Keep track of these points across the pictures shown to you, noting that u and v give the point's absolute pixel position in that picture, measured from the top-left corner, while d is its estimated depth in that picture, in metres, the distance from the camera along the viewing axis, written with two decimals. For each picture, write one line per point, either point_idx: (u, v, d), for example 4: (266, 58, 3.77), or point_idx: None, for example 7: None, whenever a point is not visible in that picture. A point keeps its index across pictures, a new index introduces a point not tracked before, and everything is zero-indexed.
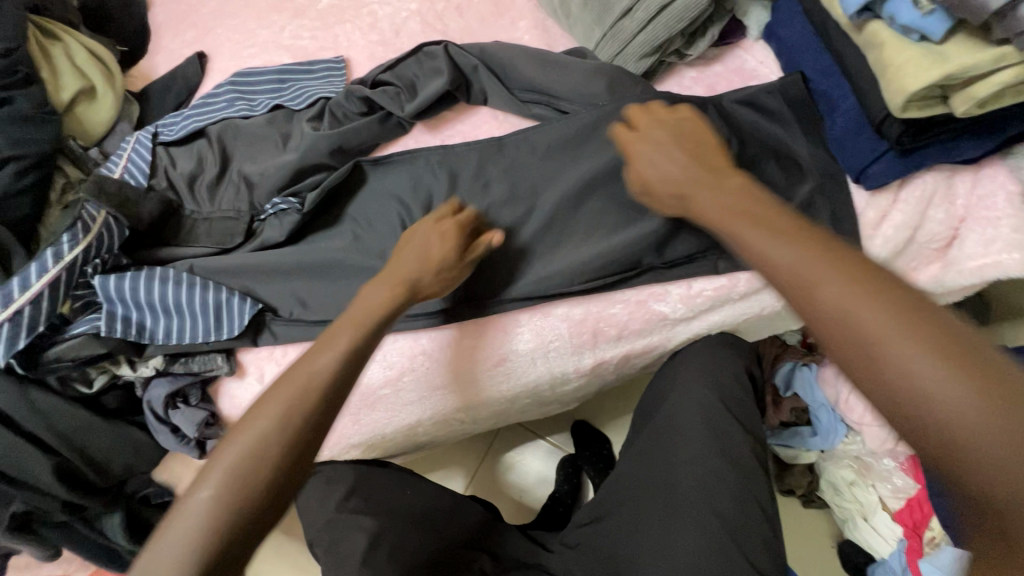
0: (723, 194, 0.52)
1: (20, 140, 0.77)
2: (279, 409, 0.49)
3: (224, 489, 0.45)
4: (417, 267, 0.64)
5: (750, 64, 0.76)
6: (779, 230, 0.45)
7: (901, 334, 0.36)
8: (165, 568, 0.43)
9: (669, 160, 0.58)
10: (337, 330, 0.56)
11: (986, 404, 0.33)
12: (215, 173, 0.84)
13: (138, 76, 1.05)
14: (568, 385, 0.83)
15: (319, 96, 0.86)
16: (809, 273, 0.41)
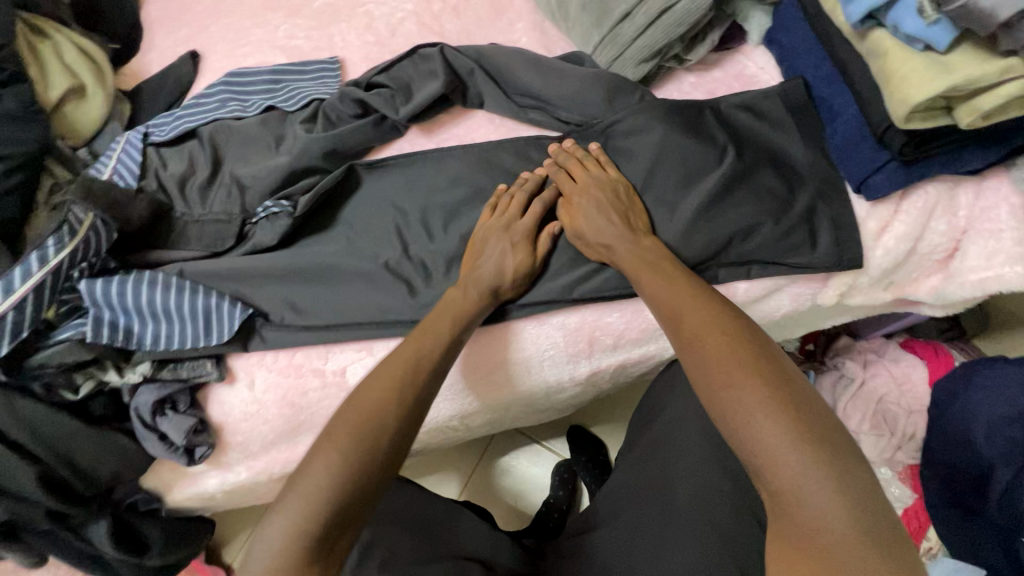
0: (639, 249, 0.64)
1: (6, 139, 0.75)
2: (393, 386, 0.58)
3: (351, 452, 0.54)
4: (495, 273, 0.68)
5: (750, 70, 0.75)
6: (670, 278, 0.60)
7: (727, 354, 0.51)
8: (301, 516, 0.51)
9: (600, 217, 0.66)
10: (437, 320, 0.65)
11: (774, 408, 0.47)
12: (207, 175, 0.82)
13: (130, 74, 1.03)
14: (564, 393, 0.82)
15: (313, 97, 0.84)
16: (682, 307, 0.57)
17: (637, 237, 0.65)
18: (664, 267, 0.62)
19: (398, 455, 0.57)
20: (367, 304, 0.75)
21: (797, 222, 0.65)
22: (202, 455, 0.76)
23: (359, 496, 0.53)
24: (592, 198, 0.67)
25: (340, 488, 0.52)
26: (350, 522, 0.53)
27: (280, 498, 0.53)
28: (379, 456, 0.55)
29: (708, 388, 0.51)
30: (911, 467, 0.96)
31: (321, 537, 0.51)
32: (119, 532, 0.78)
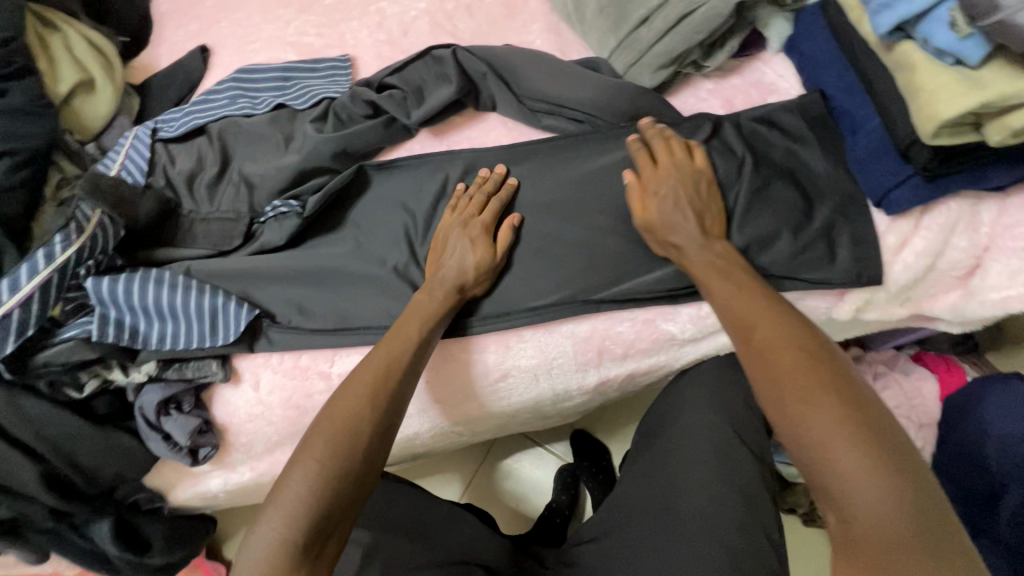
0: (706, 251, 0.63)
1: (14, 134, 0.75)
2: (366, 390, 0.58)
3: (323, 462, 0.53)
4: (456, 275, 0.69)
5: (769, 78, 0.74)
6: (738, 286, 0.59)
7: (803, 373, 0.50)
8: (274, 533, 0.50)
9: (676, 214, 0.64)
10: (405, 324, 0.65)
11: (842, 418, 0.47)
12: (215, 173, 0.81)
13: (139, 68, 1.03)
14: (571, 401, 0.81)
15: (324, 96, 0.83)
16: (753, 320, 0.56)
17: (708, 239, 0.63)
18: (730, 273, 0.61)
19: (375, 458, 0.56)
20: (374, 308, 0.75)
21: (815, 237, 0.65)
22: (206, 455, 0.75)
23: (336, 508, 0.52)
24: (671, 192, 0.64)
25: (320, 495, 0.52)
26: (335, 528, 0.52)
27: (262, 510, 0.52)
28: (359, 454, 0.55)
29: (780, 407, 0.50)
30: None
31: (304, 544, 0.50)
32: (122, 531, 0.78)
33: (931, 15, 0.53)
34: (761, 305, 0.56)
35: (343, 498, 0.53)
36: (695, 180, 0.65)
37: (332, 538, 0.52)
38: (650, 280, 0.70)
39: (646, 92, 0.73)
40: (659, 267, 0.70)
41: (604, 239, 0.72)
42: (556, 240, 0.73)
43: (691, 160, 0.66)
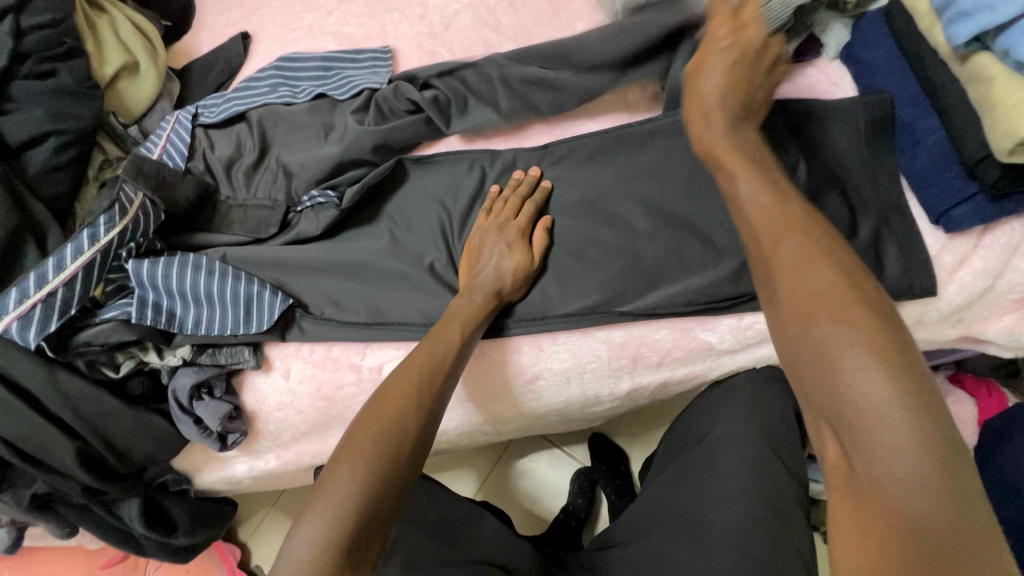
0: (736, 136, 0.54)
1: (60, 114, 0.75)
2: (408, 389, 0.58)
3: (372, 461, 0.52)
4: (494, 279, 0.68)
5: (823, 84, 0.71)
6: (769, 183, 0.50)
7: (832, 290, 0.42)
8: (320, 532, 0.49)
9: (731, 73, 0.56)
10: (447, 322, 0.65)
11: (871, 345, 0.39)
12: (254, 160, 0.82)
13: (180, 53, 1.03)
14: (600, 406, 0.80)
15: (364, 86, 0.83)
16: (781, 225, 0.46)
17: (744, 121, 0.56)
18: (762, 167, 0.51)
19: (416, 461, 0.55)
20: (408, 304, 0.74)
21: (865, 252, 0.63)
22: (234, 441, 0.76)
23: (383, 509, 0.51)
24: (742, 50, 0.56)
25: (366, 498, 0.51)
26: (380, 531, 0.51)
27: (304, 510, 0.51)
28: (404, 454, 0.54)
29: (801, 325, 0.42)
30: None
31: (350, 546, 0.49)
32: (148, 511, 0.79)
33: (1013, 26, 0.52)
34: (793, 209, 0.47)
35: (387, 501, 0.52)
36: (768, 51, 0.57)
37: (375, 540, 0.51)
38: (691, 290, 0.68)
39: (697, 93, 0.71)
40: (698, 276, 0.68)
41: (643, 243, 0.71)
42: (595, 242, 0.72)
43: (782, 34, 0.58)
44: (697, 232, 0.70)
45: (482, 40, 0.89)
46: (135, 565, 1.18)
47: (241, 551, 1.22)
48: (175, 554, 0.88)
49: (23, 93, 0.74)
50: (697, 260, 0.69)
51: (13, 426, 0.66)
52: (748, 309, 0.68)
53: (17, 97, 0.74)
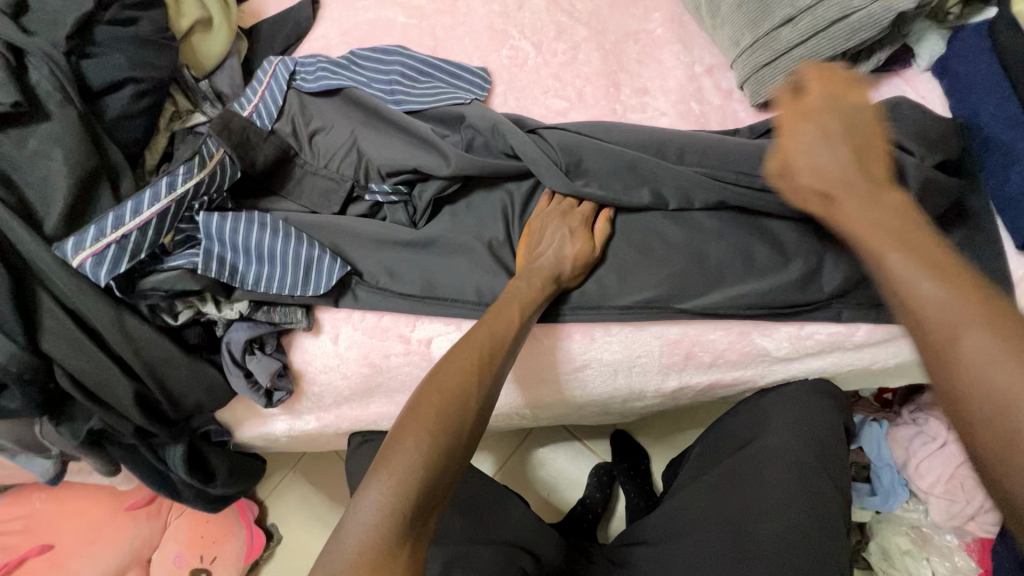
0: (880, 210, 0.48)
1: (139, 62, 0.75)
2: (468, 367, 0.58)
3: (434, 433, 0.53)
4: (554, 262, 0.68)
5: (910, 95, 0.73)
6: (936, 267, 0.42)
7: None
8: (383, 500, 0.50)
9: (824, 143, 0.53)
10: (507, 303, 0.65)
11: None
12: (341, 138, 0.80)
13: (248, 13, 1.01)
14: (642, 401, 0.80)
15: (451, 101, 0.79)
16: (972, 335, 0.38)
17: (885, 187, 0.50)
18: (916, 245, 0.44)
19: (474, 438, 0.56)
20: (465, 281, 0.74)
21: None
22: (280, 398, 0.77)
23: (444, 480, 0.53)
24: (824, 129, 0.53)
25: (429, 469, 0.52)
26: (437, 503, 0.53)
27: (370, 475, 0.52)
28: (465, 431, 0.55)
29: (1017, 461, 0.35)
30: (981, 540, 0.94)
31: (411, 516, 0.50)
32: (191, 458, 0.81)
33: None
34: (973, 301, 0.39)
35: (445, 473, 0.53)
36: (865, 127, 0.54)
37: (431, 512, 0.52)
38: (754, 297, 0.67)
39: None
40: (764, 281, 0.68)
41: (709, 243, 0.70)
42: (660, 239, 0.71)
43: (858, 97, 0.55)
44: (763, 238, 0.69)
45: (556, 23, 0.88)
46: (158, 510, 1.22)
47: (258, 508, 1.25)
48: (208, 503, 0.90)
49: (105, 38, 0.75)
50: (763, 264, 0.68)
51: (77, 362, 0.67)
52: (811, 319, 0.68)
53: (100, 41, 0.75)
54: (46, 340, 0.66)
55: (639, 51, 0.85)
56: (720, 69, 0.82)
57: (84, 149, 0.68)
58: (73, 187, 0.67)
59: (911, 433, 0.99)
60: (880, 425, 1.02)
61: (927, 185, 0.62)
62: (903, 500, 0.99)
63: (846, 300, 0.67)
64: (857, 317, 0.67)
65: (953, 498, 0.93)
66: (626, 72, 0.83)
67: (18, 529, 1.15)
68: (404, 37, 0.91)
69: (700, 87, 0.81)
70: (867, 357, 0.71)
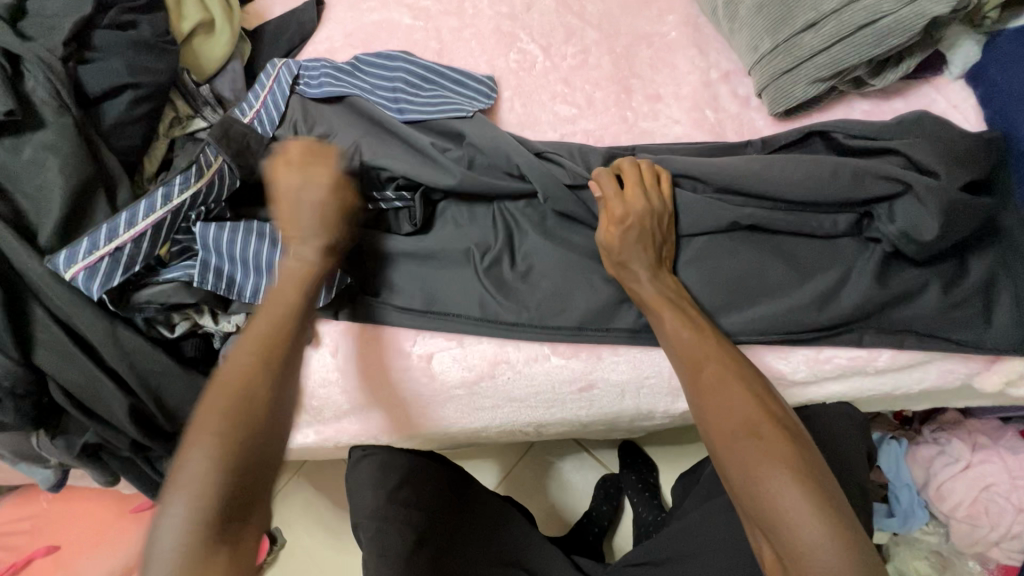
0: (660, 277, 0.64)
1: (137, 67, 0.73)
2: (249, 359, 0.54)
3: (222, 434, 0.49)
4: (329, 220, 0.62)
5: (941, 104, 0.70)
6: (690, 317, 0.62)
7: (743, 440, 0.52)
8: (182, 515, 0.46)
9: (638, 231, 0.64)
10: (284, 282, 0.60)
11: (777, 450, 0.51)
12: (343, 146, 0.77)
13: (251, 12, 0.98)
14: (651, 421, 0.78)
15: (453, 111, 0.76)
16: (707, 362, 0.58)
17: (661, 266, 0.65)
18: (682, 302, 0.63)
19: (281, 426, 0.53)
20: (467, 295, 0.71)
21: (972, 293, 0.63)
22: None
23: (255, 477, 0.50)
24: (638, 223, 0.64)
25: (226, 469, 0.48)
26: (255, 498, 0.50)
27: (165, 498, 0.47)
28: (260, 422, 0.51)
29: (743, 480, 0.51)
30: (1005, 567, 0.91)
31: (218, 524, 0.47)
32: None
33: None
34: (706, 341, 0.60)
35: (250, 469, 0.50)
36: (661, 218, 0.65)
37: (247, 509, 0.49)
38: (775, 319, 0.64)
39: (840, 190, 0.64)
40: (781, 301, 0.64)
41: (723, 260, 0.67)
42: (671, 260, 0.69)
43: (658, 196, 0.66)
44: (782, 256, 0.66)
45: (565, 26, 0.85)
46: None
47: None
48: None
49: (104, 43, 0.73)
50: (778, 283, 0.65)
51: (72, 376, 0.67)
52: (833, 343, 0.65)
53: (98, 47, 0.73)
54: (40, 354, 0.65)
55: (652, 56, 0.82)
56: (737, 75, 0.79)
57: (78, 158, 0.67)
58: (68, 198, 0.66)
59: (931, 453, 0.95)
60: (900, 444, 0.98)
61: (952, 207, 0.59)
62: (922, 522, 0.96)
63: (867, 323, 0.64)
64: (879, 341, 0.64)
65: (977, 524, 0.89)
66: (638, 78, 0.80)
67: (25, 530, 1.16)
68: (409, 40, 0.88)
69: (715, 94, 0.78)
70: (888, 382, 0.68)
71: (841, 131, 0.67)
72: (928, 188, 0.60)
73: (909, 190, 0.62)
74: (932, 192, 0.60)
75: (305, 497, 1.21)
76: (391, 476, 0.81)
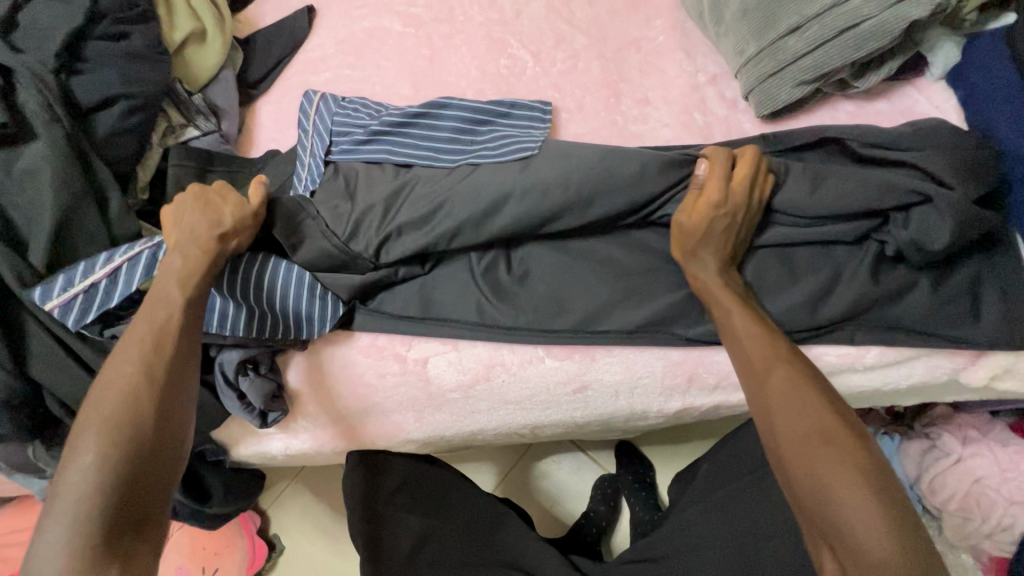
0: (725, 277, 0.64)
1: (129, 77, 0.74)
2: (133, 368, 0.58)
3: (106, 450, 0.53)
4: (209, 223, 0.66)
5: (924, 105, 0.72)
6: (757, 318, 0.61)
7: (816, 444, 0.52)
8: (67, 528, 0.51)
9: (722, 224, 0.64)
10: (162, 288, 0.63)
11: (846, 456, 0.51)
12: (382, 206, 0.71)
13: (243, 21, 0.98)
14: (645, 421, 0.79)
15: (514, 146, 0.71)
16: (773, 362, 0.58)
17: (728, 262, 0.65)
18: (748, 303, 0.62)
19: (165, 434, 0.57)
20: (466, 300, 0.72)
21: (961, 291, 0.64)
22: (274, 419, 0.75)
23: (138, 488, 0.54)
24: (729, 215, 0.63)
25: (104, 481, 0.52)
26: (143, 511, 0.53)
27: (51, 512, 0.52)
28: (136, 431, 0.55)
29: (812, 486, 0.51)
30: (996, 560, 0.90)
31: (106, 534, 0.51)
32: (185, 478, 0.81)
33: None
34: (776, 343, 0.59)
35: (132, 481, 0.53)
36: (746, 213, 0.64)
37: (135, 518, 0.53)
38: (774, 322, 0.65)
39: (849, 194, 0.63)
40: (775, 302, 0.65)
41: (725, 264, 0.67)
42: (662, 265, 0.71)
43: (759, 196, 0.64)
44: (778, 257, 0.67)
45: (554, 32, 0.86)
46: None
47: (262, 519, 1.20)
48: (206, 521, 0.90)
49: (96, 54, 0.73)
50: (775, 284, 0.66)
51: (66, 387, 0.67)
52: (824, 340, 0.66)
53: (90, 58, 0.73)
54: (34, 365, 0.66)
55: (641, 60, 0.83)
56: (724, 78, 0.80)
57: (68, 171, 0.67)
58: (59, 212, 0.66)
59: (922, 448, 0.96)
60: (891, 439, 1.01)
61: (966, 219, 0.60)
62: None
63: (859, 322, 0.66)
64: (870, 339, 0.66)
65: (969, 517, 0.90)
66: (627, 82, 0.81)
67: (21, 542, 1.15)
68: (401, 47, 0.89)
69: (703, 97, 0.79)
70: (877, 379, 0.69)
71: (854, 139, 0.67)
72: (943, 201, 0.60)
73: (929, 200, 0.61)
74: (950, 206, 0.60)
75: (302, 503, 1.21)
76: (388, 480, 0.82)
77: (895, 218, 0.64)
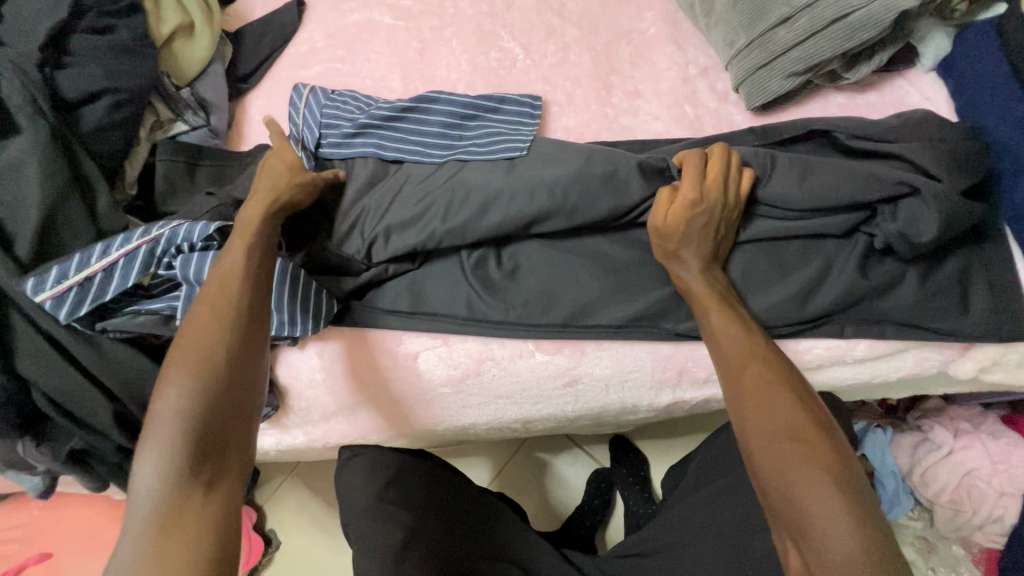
0: (706, 275, 0.63)
1: (115, 72, 0.73)
2: (208, 309, 0.58)
3: (189, 385, 0.54)
4: (274, 179, 0.67)
5: (914, 96, 0.72)
6: (737, 319, 0.61)
7: (786, 445, 0.52)
8: (155, 459, 0.51)
9: (700, 226, 0.63)
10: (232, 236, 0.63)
11: (816, 457, 0.50)
12: (374, 200, 0.71)
13: (232, 14, 0.98)
14: (636, 415, 0.79)
15: (503, 147, 0.71)
16: (752, 362, 0.57)
17: (712, 262, 0.64)
18: (728, 303, 0.62)
19: (246, 372, 0.57)
20: (456, 295, 0.71)
21: (949, 283, 0.64)
22: (266, 415, 0.76)
23: (223, 422, 0.54)
24: (706, 214, 0.63)
25: (189, 414, 0.53)
26: (225, 445, 0.53)
27: (142, 446, 0.52)
28: (218, 366, 0.55)
29: (780, 484, 0.51)
30: (988, 551, 0.93)
31: (190, 465, 0.51)
32: None
33: None
34: (756, 343, 0.59)
35: (214, 415, 0.54)
36: (730, 212, 0.64)
37: (219, 452, 0.53)
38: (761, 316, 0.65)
39: (837, 188, 0.63)
40: (764, 296, 0.65)
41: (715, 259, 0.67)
42: (652, 259, 0.71)
43: (737, 195, 0.64)
44: (767, 251, 0.67)
45: (545, 24, 0.85)
46: None
47: (257, 514, 1.21)
48: None
49: (81, 48, 0.73)
50: (764, 278, 0.66)
51: (53, 382, 0.67)
52: (812, 333, 0.66)
53: (75, 51, 0.73)
54: (21, 361, 0.66)
55: (632, 52, 0.82)
56: (715, 71, 0.79)
57: (53, 166, 0.67)
58: (46, 207, 0.66)
59: (914, 441, 0.96)
60: (884, 432, 1.00)
61: (953, 211, 0.59)
62: (904, 508, 0.98)
63: (848, 315, 0.66)
64: (860, 333, 0.66)
65: (960, 509, 0.90)
66: (618, 74, 0.81)
67: (17, 538, 1.15)
68: (391, 40, 0.88)
69: (694, 89, 0.78)
70: (865, 372, 0.69)
71: (841, 131, 0.67)
72: (933, 196, 0.59)
73: (917, 192, 0.61)
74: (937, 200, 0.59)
75: (298, 498, 1.22)
76: (378, 476, 0.81)
77: (886, 212, 0.63)
